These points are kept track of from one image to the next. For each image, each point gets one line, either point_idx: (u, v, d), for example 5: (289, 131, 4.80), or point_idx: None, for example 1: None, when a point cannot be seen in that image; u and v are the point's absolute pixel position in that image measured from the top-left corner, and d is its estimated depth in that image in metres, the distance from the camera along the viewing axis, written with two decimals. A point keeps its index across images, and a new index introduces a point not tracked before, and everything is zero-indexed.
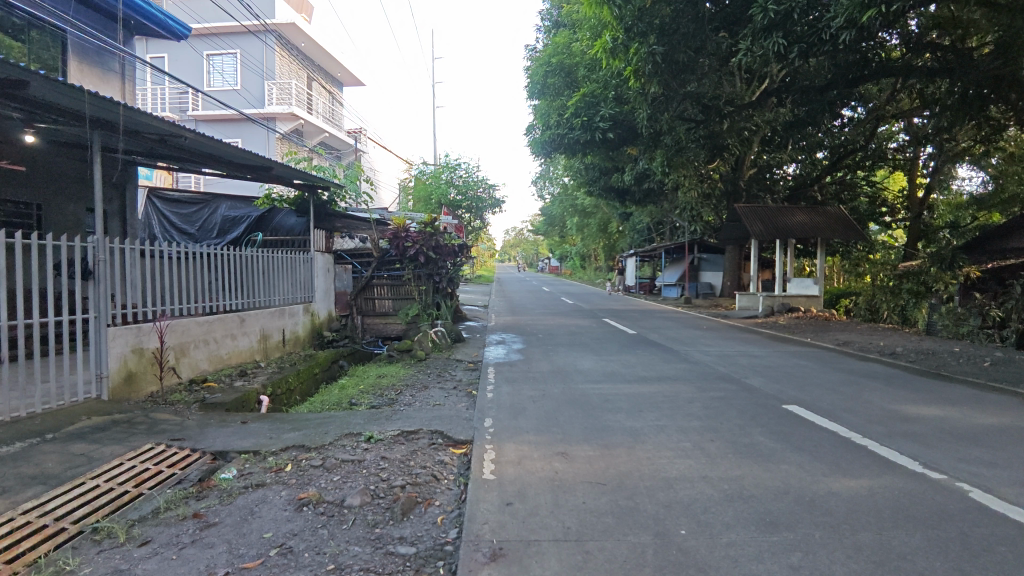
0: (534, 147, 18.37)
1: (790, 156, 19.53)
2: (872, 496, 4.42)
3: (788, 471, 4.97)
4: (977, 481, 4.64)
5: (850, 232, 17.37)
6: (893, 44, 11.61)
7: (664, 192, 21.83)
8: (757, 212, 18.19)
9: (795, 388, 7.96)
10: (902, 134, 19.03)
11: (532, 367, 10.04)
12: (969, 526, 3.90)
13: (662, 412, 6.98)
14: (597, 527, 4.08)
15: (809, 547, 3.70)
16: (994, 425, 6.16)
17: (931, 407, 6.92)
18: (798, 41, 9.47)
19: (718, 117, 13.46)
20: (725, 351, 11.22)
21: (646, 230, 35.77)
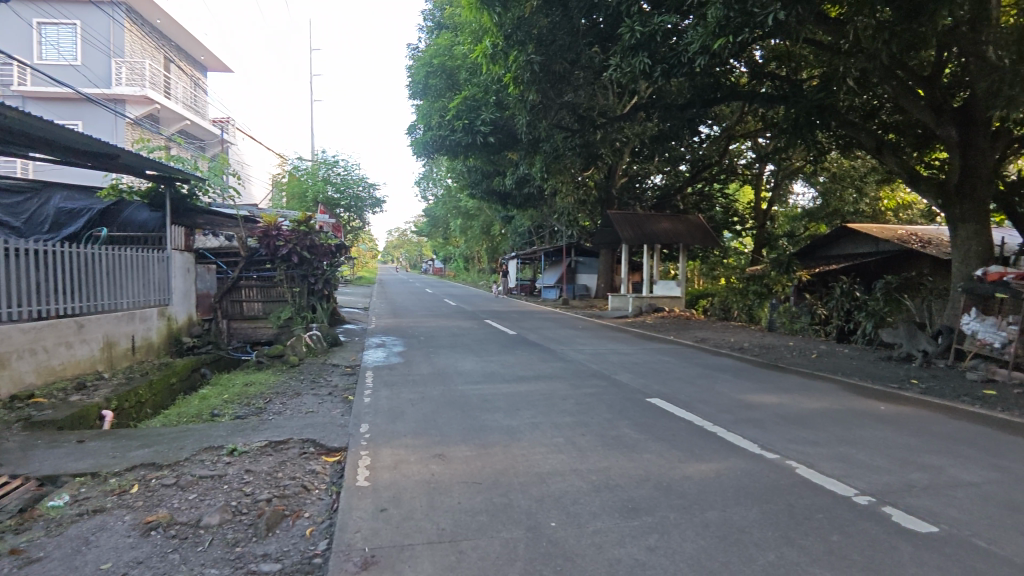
0: (416, 148, 18.17)
1: (656, 167, 21.11)
2: (719, 477, 4.91)
3: (650, 459, 5.36)
4: (803, 458, 5.31)
5: (707, 240, 19.20)
6: (740, 72, 12.93)
7: (544, 197, 22.61)
8: (628, 218, 19.37)
9: (658, 382, 8.60)
10: (750, 151, 21.12)
11: (412, 370, 9.90)
12: (795, 498, 4.46)
13: (538, 409, 7.20)
14: (471, 526, 4.12)
15: (665, 529, 4.01)
16: (817, 408, 7.11)
17: (768, 394, 7.83)
18: (661, 62, 10.24)
19: (592, 128, 14.06)
20: (598, 349, 11.87)
21: (527, 234, 36.84)
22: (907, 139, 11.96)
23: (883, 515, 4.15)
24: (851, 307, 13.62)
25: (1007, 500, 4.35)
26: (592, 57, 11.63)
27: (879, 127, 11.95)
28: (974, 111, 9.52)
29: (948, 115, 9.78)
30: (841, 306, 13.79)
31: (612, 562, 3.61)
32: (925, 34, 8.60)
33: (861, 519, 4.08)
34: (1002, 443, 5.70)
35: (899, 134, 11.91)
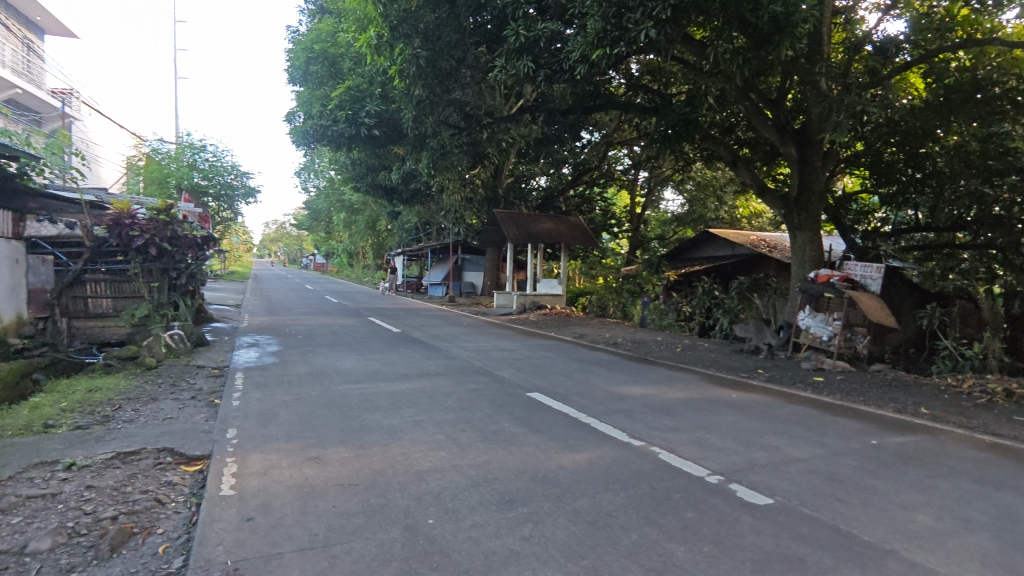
0: (295, 136, 17.24)
1: (541, 168, 21.80)
2: (591, 466, 5.19)
3: (527, 452, 5.54)
4: (664, 444, 5.77)
5: (586, 241, 20.19)
6: (617, 83, 13.72)
7: (431, 194, 22.40)
8: (513, 218, 19.78)
9: (538, 377, 8.90)
10: (626, 158, 22.46)
11: (287, 370, 9.38)
12: (657, 481, 4.84)
13: (420, 408, 7.15)
14: (346, 529, 4.01)
15: (539, 518, 4.17)
16: (679, 397, 7.75)
17: (638, 386, 8.41)
18: (543, 67, 10.58)
19: (479, 127, 14.28)
20: (482, 346, 12.03)
21: (414, 230, 36.36)
22: (758, 155, 13.35)
23: (729, 491, 4.62)
24: (711, 305, 14.84)
25: (828, 472, 5.02)
26: (477, 57, 11.88)
27: (736, 142, 13.24)
28: (809, 133, 10.84)
29: (790, 135, 11.06)
30: (702, 304, 14.97)
31: (488, 554, 3.68)
32: (771, 62, 9.62)
33: (710, 497, 4.52)
34: (826, 422, 6.59)
35: (751, 151, 13.26)
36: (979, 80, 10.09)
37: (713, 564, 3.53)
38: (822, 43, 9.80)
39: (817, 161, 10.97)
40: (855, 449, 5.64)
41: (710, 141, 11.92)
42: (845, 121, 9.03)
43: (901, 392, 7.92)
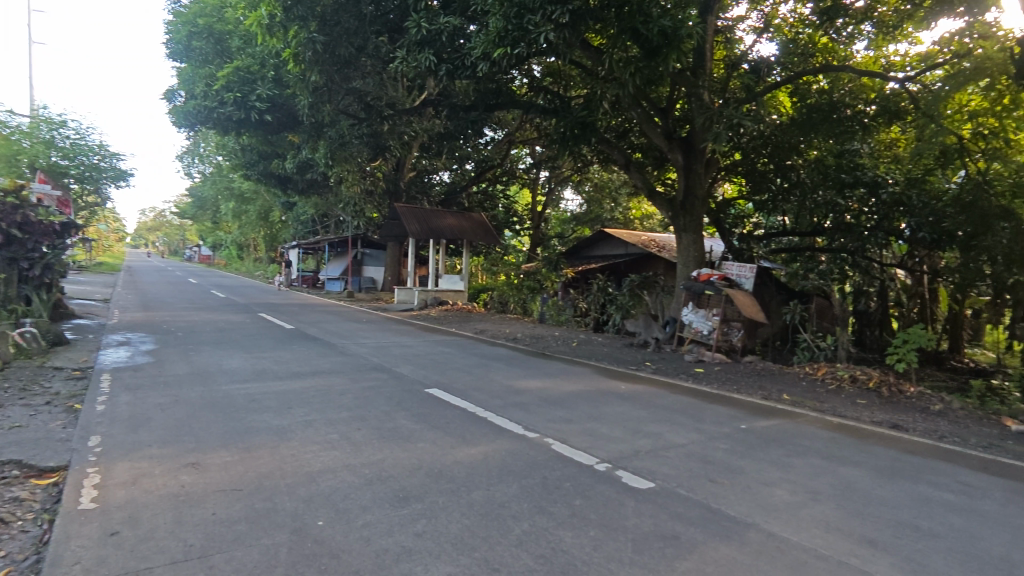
0: (175, 116, 15.89)
1: (444, 163, 21.68)
2: (486, 459, 5.26)
3: (423, 448, 5.51)
4: (557, 435, 5.97)
5: (489, 238, 20.30)
6: (519, 82, 13.98)
7: (328, 185, 21.54)
8: (415, 212, 19.53)
9: (437, 373, 8.87)
10: (528, 157, 22.94)
11: (164, 370, 8.66)
12: (549, 471, 5.00)
13: (312, 407, 6.88)
14: (226, 537, 3.79)
15: (433, 514, 4.17)
16: (573, 390, 8.05)
17: (535, 380, 8.64)
18: (445, 61, 10.53)
19: (379, 118, 13.98)
20: (381, 342, 11.79)
21: (311, 222, 34.80)
22: (649, 160, 14.12)
23: (615, 477, 4.89)
24: (604, 301, 15.55)
25: (703, 455, 5.45)
26: (378, 46, 11.49)
27: (629, 146, 13.93)
28: (694, 141, 11.61)
29: (677, 142, 11.82)
30: (597, 301, 15.62)
31: (379, 553, 3.64)
32: (660, 73, 10.18)
33: (598, 483, 4.76)
34: (703, 410, 7.14)
35: (643, 155, 14.00)
36: (834, 103, 11.36)
37: (597, 547, 3.73)
38: (705, 59, 10.60)
39: (700, 168, 11.81)
40: (727, 434, 6.15)
41: (605, 144, 12.39)
42: (723, 132, 9.79)
43: (767, 380, 8.76)
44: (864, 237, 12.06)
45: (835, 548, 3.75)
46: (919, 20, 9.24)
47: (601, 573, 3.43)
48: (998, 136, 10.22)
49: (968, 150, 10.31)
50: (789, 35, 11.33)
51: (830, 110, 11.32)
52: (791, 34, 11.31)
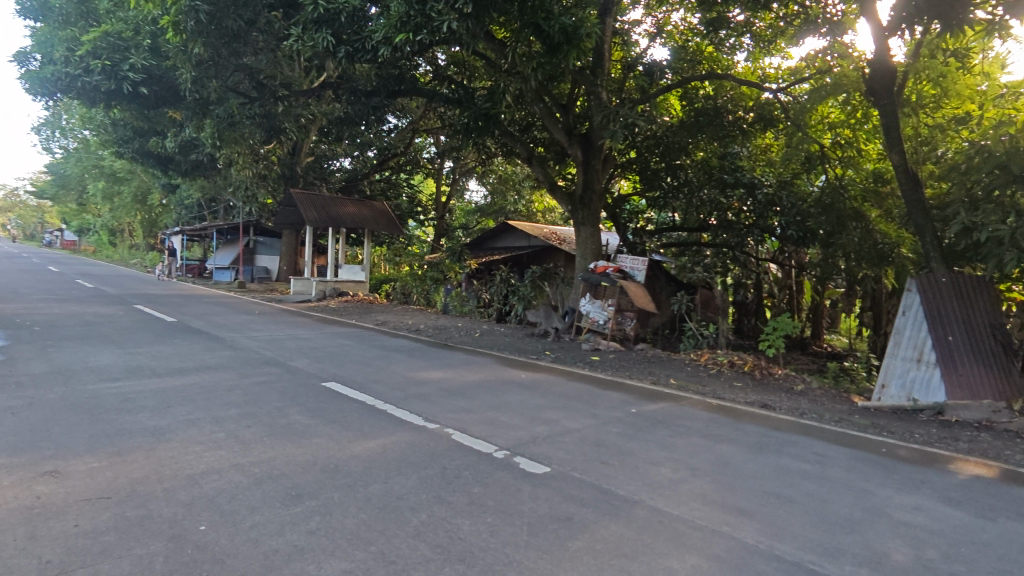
0: (30, 83, 14.06)
1: (344, 149, 20.93)
2: (384, 452, 5.19)
3: (318, 444, 5.33)
4: (457, 425, 6.00)
5: (391, 228, 19.88)
6: (423, 70, 13.82)
7: (216, 167, 20.07)
8: (312, 199, 18.71)
9: (335, 366, 8.59)
10: (432, 147, 22.71)
11: (17, 369, 7.68)
12: (449, 461, 5.02)
13: (195, 405, 6.42)
14: (91, 550, 3.46)
15: (328, 510, 4.05)
16: (474, 380, 8.12)
17: (436, 371, 8.61)
18: (345, 44, 10.15)
19: (273, 99, 13.24)
20: (274, 335, 11.21)
21: (197, 208, 32.27)
22: (551, 154, 14.44)
23: (513, 464, 5.01)
24: (507, 292, 15.78)
25: (597, 439, 5.71)
26: (270, 22, 11.27)
27: (532, 140, 14.23)
28: (592, 138, 12.03)
29: (577, 138, 12.18)
30: (500, 291, 15.83)
31: (268, 554, 3.48)
32: (560, 69, 10.49)
33: (496, 471, 4.85)
34: (598, 396, 7.48)
35: (545, 150, 14.31)
36: (718, 108, 12.25)
37: (493, 533, 3.80)
38: (603, 59, 10.97)
39: (598, 164, 12.26)
40: (619, 418, 6.49)
41: (507, 137, 12.44)
42: (619, 130, 10.25)
43: (656, 366, 9.33)
44: (743, 233, 13.37)
45: (710, 518, 4.09)
46: (790, 37, 10.15)
47: (497, 557, 3.51)
48: (852, 146, 11.34)
49: (828, 157, 11.44)
50: (680, 42, 12.03)
51: (714, 115, 12.20)
52: (682, 41, 12.03)
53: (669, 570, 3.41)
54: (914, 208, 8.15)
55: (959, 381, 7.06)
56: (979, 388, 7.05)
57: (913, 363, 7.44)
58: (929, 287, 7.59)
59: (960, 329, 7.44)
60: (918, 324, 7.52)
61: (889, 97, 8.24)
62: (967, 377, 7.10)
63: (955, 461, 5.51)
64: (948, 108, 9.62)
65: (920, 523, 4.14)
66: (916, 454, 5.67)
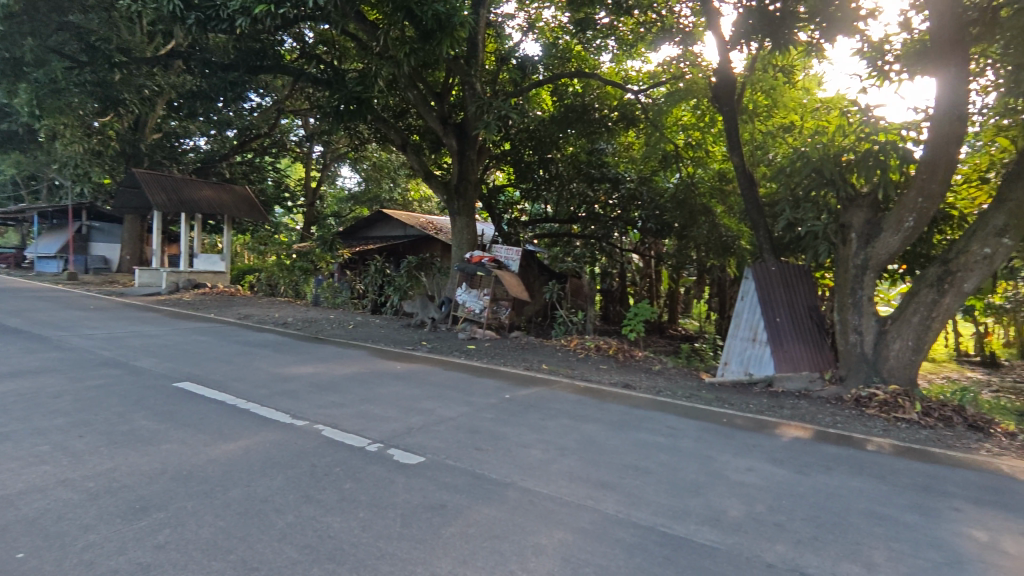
0: None
1: (198, 127, 19.05)
2: (246, 454, 4.86)
3: (167, 450, 4.86)
4: (328, 421, 5.78)
5: (254, 214, 18.50)
6: (288, 47, 13.02)
7: (36, 140, 17.36)
8: (160, 180, 16.86)
9: (188, 364, 7.85)
10: (300, 129, 21.35)
11: None
12: (318, 459, 4.83)
13: (11, 415, 5.54)
14: None
15: (179, 521, 3.72)
16: (347, 373, 7.85)
17: (306, 365, 8.21)
18: (195, 10, 9.27)
19: (108, 66, 11.71)
20: (114, 332, 9.98)
21: (12, 186, 27.68)
22: (426, 143, 14.25)
23: (387, 456, 4.93)
24: (381, 283, 15.41)
25: (471, 426, 5.80)
26: None
27: (407, 127, 13.99)
28: (467, 128, 12.07)
29: (451, 128, 12.17)
30: (375, 283, 15.40)
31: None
32: (434, 57, 10.44)
33: (368, 464, 4.75)
34: (473, 384, 7.58)
35: (420, 137, 14.11)
36: (586, 105, 12.81)
37: (365, 528, 3.73)
38: (478, 50, 11.05)
39: (472, 155, 12.34)
40: (493, 404, 6.64)
41: (380, 123, 12.09)
42: (493, 121, 10.39)
43: (529, 353, 9.64)
44: (608, 225, 14.24)
45: (576, 493, 4.34)
46: (649, 43, 10.91)
47: (369, 552, 3.45)
48: (701, 147, 12.51)
49: (681, 157, 12.45)
50: (550, 39, 12.43)
51: (583, 112, 12.77)
52: (552, 38, 12.42)
53: (538, 546, 3.58)
54: (751, 205, 9.15)
55: (785, 356, 8.13)
56: (800, 361, 8.17)
57: (749, 342, 8.41)
58: (762, 275, 8.59)
59: (786, 312, 8.52)
60: (753, 308, 8.50)
61: (730, 104, 9.20)
62: (790, 353, 8.19)
63: (781, 425, 6.34)
64: (777, 118, 10.86)
65: (751, 482, 4.72)
66: (750, 421, 6.44)
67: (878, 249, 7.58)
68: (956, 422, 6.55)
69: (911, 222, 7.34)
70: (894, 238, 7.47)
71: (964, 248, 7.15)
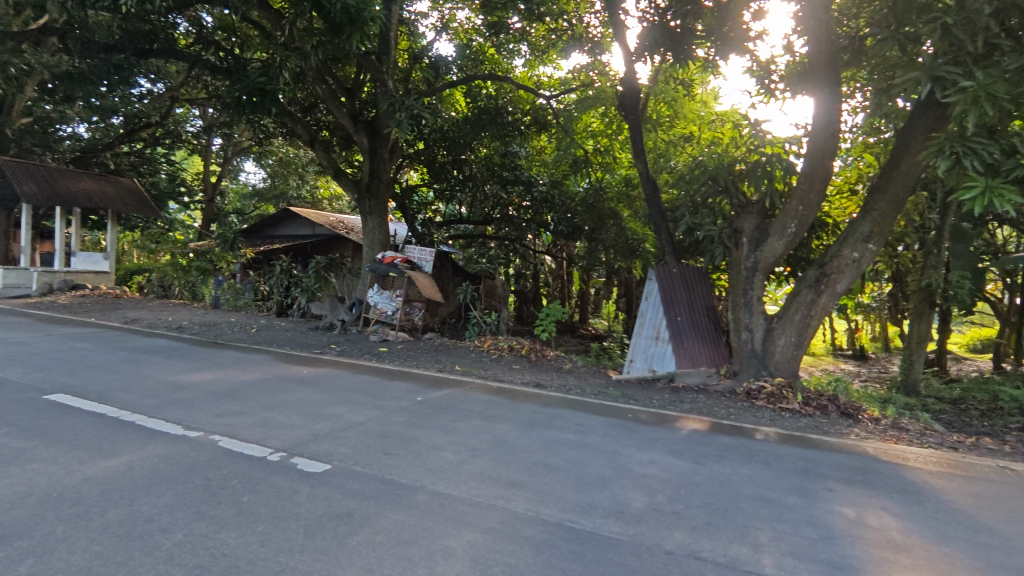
0: None
1: (76, 113, 17.03)
2: (129, 470, 4.47)
3: (34, 470, 4.37)
4: (225, 430, 5.44)
5: (144, 207, 17.04)
6: (182, 30, 12.12)
7: None
8: (29, 170, 15.16)
9: (63, 374, 7.11)
10: (197, 119, 19.81)
11: None
12: (213, 471, 4.53)
13: None
14: None
15: (47, 549, 3.36)
16: (247, 380, 7.43)
17: (201, 372, 7.68)
18: None
19: None
20: None
21: None
22: (336, 139, 13.79)
23: (289, 465, 4.72)
24: (288, 284, 14.71)
25: (381, 430, 5.67)
26: None
27: (315, 122, 13.48)
28: (378, 125, 11.80)
29: (362, 125, 11.85)
30: (280, 284, 14.66)
31: None
32: (344, 51, 10.13)
33: (269, 475, 4.52)
34: (384, 387, 7.42)
35: (330, 133, 13.64)
36: (499, 108, 12.94)
37: (264, 542, 3.54)
38: (390, 47, 10.88)
39: (384, 153, 12.08)
40: (404, 407, 6.53)
41: (286, 117, 11.53)
42: (405, 120, 10.21)
43: (443, 355, 9.57)
44: (522, 228, 14.47)
45: (486, 494, 4.37)
46: (560, 50, 11.17)
47: (267, 567, 3.29)
48: (608, 154, 12.99)
49: (590, 162, 12.88)
50: (464, 40, 12.43)
51: (496, 115, 12.88)
52: (466, 39, 12.43)
53: (446, 549, 3.56)
54: (654, 210, 9.61)
55: (685, 354, 8.63)
56: (698, 358, 8.71)
57: (652, 340, 8.86)
58: (664, 276, 9.09)
59: (686, 311, 9.03)
60: (656, 308, 8.97)
61: (635, 114, 9.63)
62: (690, 351, 8.69)
63: (681, 419, 6.71)
64: (678, 128, 11.49)
65: (652, 474, 4.96)
66: (653, 416, 6.77)
67: (765, 253, 8.21)
68: (831, 410, 7.23)
69: (793, 229, 8.01)
70: (779, 243, 8.11)
71: (837, 252, 7.89)
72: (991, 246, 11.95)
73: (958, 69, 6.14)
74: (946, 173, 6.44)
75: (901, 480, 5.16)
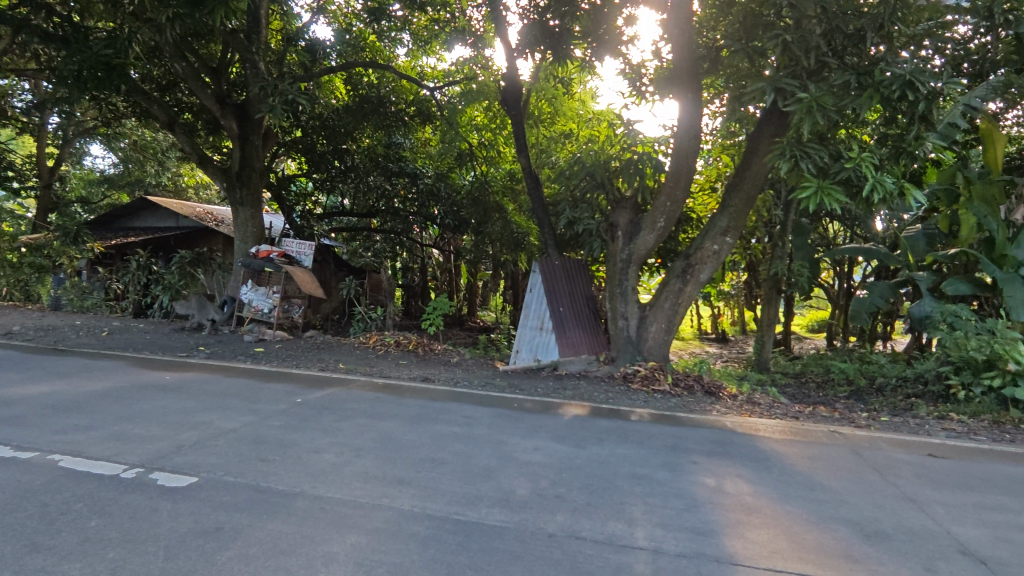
0: None
1: None
2: None
3: None
4: (66, 448, 4.82)
5: None
6: None
7: None
8: None
9: None
10: (27, 93, 17.44)
11: None
12: (52, 496, 4.01)
13: None
14: None
15: None
16: (95, 390, 6.62)
17: (37, 384, 6.72)
18: None
19: None
20: None
21: None
22: (201, 123, 12.67)
23: (148, 482, 4.30)
24: (146, 281, 13.32)
25: (255, 436, 5.33)
26: None
27: (173, 102, 12.27)
28: (248, 109, 10.99)
29: (230, 108, 10.97)
30: (137, 281, 13.26)
31: None
32: (207, 26, 9.30)
33: (123, 494, 4.08)
34: (259, 390, 6.98)
35: (193, 116, 12.50)
36: (381, 97, 12.57)
37: (116, 570, 3.21)
38: (260, 27, 10.22)
39: (256, 140, 11.29)
40: (282, 410, 6.19)
41: (138, 95, 10.37)
42: (279, 105, 9.55)
43: (325, 353, 9.17)
44: (407, 220, 14.22)
45: (370, 494, 4.28)
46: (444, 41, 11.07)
47: None
48: (492, 148, 12.94)
49: (475, 156, 12.93)
50: (343, 25, 11.94)
51: (378, 104, 12.48)
52: (345, 23, 11.94)
53: (328, 555, 3.45)
54: (537, 205, 9.87)
55: (567, 342, 8.99)
56: (579, 345, 9.13)
57: (537, 330, 9.14)
58: (547, 269, 9.38)
59: (568, 302, 9.41)
60: (540, 299, 9.24)
61: (517, 109, 9.82)
62: (571, 339, 9.08)
63: (564, 405, 6.99)
64: (559, 125, 11.92)
65: (536, 460, 5.13)
66: (538, 404, 6.99)
67: (638, 246, 8.75)
68: (697, 389, 7.90)
69: (662, 223, 8.61)
70: (650, 236, 8.68)
71: (700, 245, 8.61)
72: (825, 239, 13.68)
73: (796, 82, 6.89)
74: (788, 174, 7.22)
75: (754, 449, 5.77)
